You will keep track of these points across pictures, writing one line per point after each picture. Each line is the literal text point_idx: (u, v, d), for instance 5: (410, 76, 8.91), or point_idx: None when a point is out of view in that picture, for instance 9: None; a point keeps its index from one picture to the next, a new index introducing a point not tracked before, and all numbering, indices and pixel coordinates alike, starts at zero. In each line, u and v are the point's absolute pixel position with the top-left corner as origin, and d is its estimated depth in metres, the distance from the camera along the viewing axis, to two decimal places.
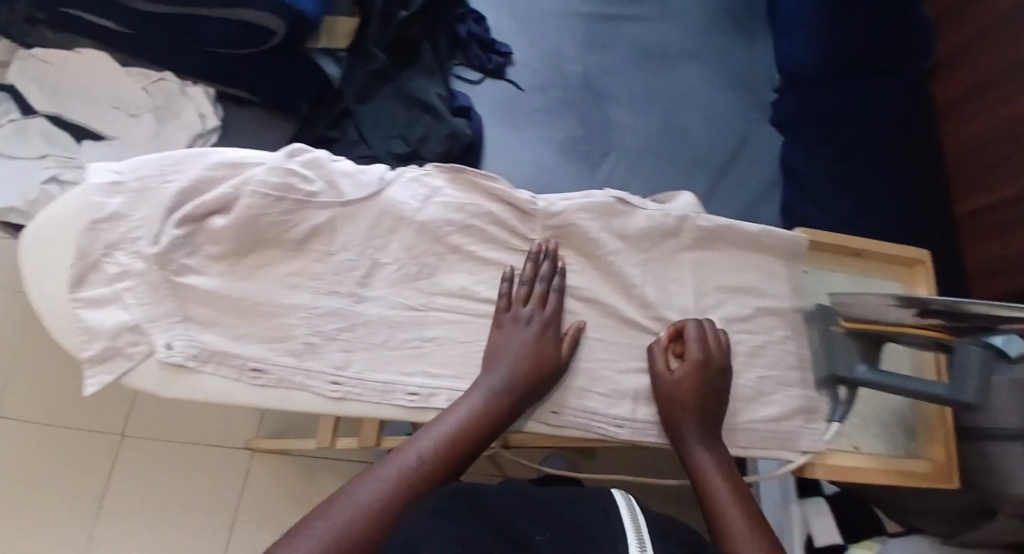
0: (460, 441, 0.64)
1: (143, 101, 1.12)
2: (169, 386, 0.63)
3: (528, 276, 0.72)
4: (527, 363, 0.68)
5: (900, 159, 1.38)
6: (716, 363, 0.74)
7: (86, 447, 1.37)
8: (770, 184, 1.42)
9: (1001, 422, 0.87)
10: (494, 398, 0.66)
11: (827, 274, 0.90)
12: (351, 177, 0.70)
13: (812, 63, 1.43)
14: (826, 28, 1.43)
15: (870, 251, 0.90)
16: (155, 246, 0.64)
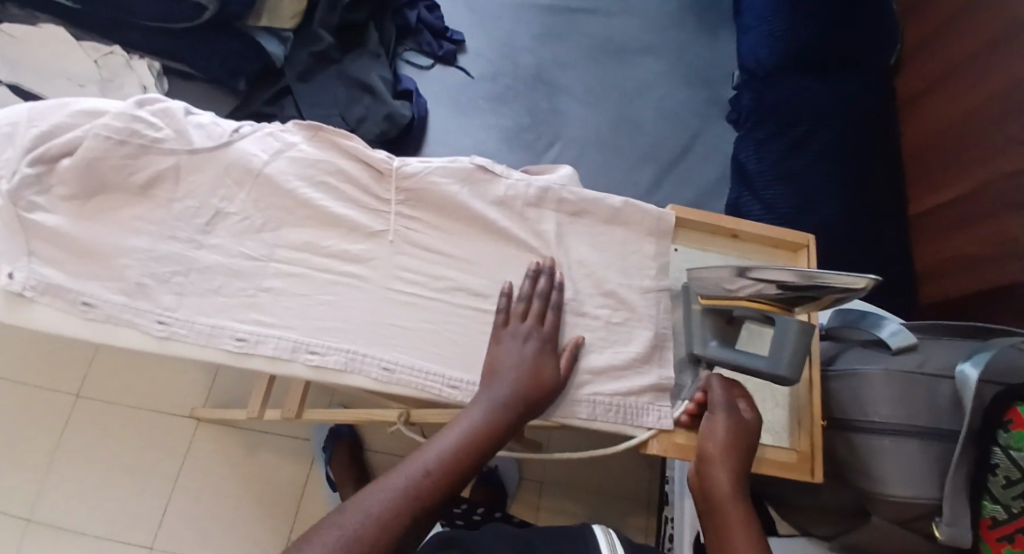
0: (471, 449, 0.68)
1: (89, 71, 1.14)
2: (9, 314, 0.67)
3: (525, 292, 0.76)
4: (521, 377, 0.72)
5: (870, 158, 1.26)
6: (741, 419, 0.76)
7: (41, 405, 1.32)
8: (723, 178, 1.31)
9: (870, 415, 0.86)
10: (508, 410, 0.71)
11: (703, 255, 0.88)
12: (204, 129, 0.75)
13: (772, 57, 1.30)
14: (792, 13, 1.30)
15: (748, 232, 0.88)
16: (7, 183, 0.69)
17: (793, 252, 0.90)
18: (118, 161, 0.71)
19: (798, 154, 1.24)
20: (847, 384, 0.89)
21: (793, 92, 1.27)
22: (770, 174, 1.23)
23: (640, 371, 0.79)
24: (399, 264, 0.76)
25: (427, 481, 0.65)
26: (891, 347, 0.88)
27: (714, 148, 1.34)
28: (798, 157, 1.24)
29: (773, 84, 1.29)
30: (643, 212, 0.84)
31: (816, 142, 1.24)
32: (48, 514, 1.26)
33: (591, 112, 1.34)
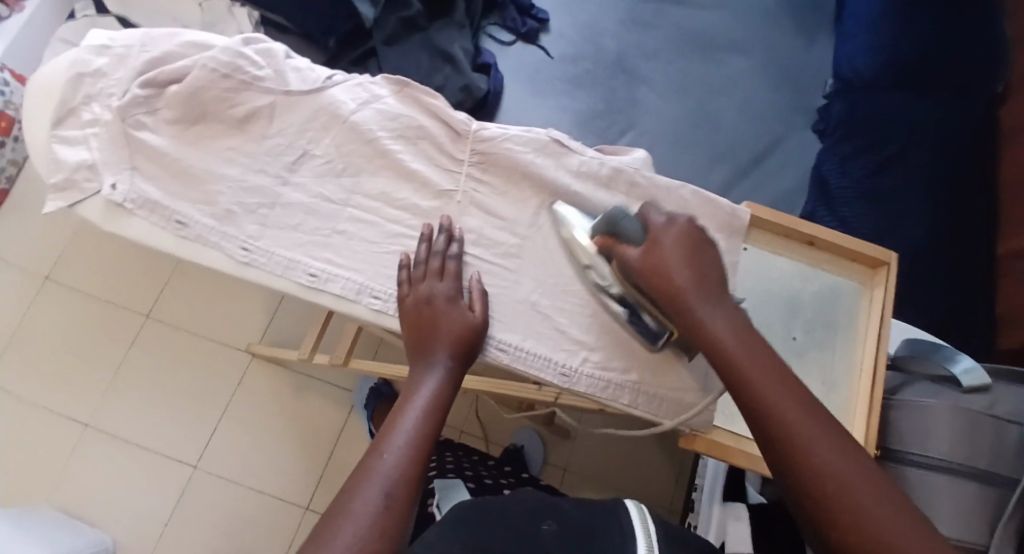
0: (439, 416, 0.67)
1: (194, 13, 1.29)
2: (109, 222, 0.73)
3: (423, 255, 0.74)
4: (454, 336, 0.71)
5: (958, 186, 1.22)
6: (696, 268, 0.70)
7: (113, 320, 1.40)
8: (798, 187, 1.29)
9: (930, 450, 0.84)
10: (453, 375, 0.70)
11: (771, 258, 0.85)
12: (300, 73, 0.80)
13: (870, 68, 1.26)
14: (894, 27, 1.27)
15: (826, 241, 0.85)
16: (119, 100, 0.75)
17: (870, 268, 0.86)
18: (220, 92, 0.76)
19: (881, 175, 1.21)
20: (910, 417, 0.87)
21: (885, 107, 1.24)
22: (850, 190, 1.20)
23: (687, 367, 0.77)
24: (466, 223, 0.79)
25: (412, 461, 0.64)
26: (961, 384, 0.87)
27: (796, 154, 1.32)
28: (883, 179, 1.21)
29: (868, 97, 1.26)
30: (716, 207, 0.82)
31: (898, 162, 1.21)
32: (105, 424, 1.35)
33: (667, 104, 1.35)
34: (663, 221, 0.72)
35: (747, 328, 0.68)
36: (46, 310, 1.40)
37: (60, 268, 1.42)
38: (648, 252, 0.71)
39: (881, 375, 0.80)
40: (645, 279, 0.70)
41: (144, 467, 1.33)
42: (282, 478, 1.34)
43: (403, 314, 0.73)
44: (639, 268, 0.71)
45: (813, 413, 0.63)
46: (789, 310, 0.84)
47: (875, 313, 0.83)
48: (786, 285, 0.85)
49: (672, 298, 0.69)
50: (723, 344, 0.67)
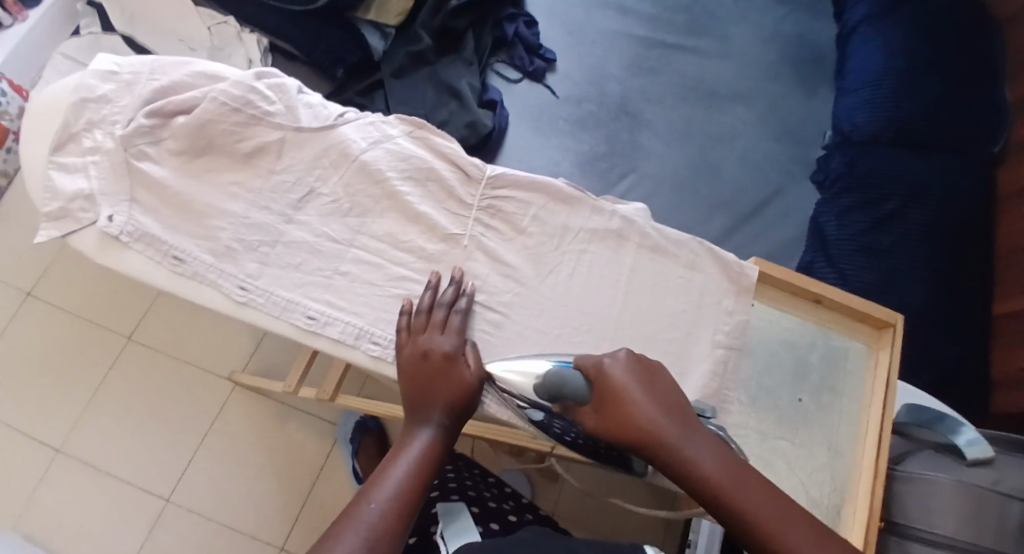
0: (429, 472, 0.63)
1: (202, 37, 1.25)
2: (102, 253, 0.70)
3: (426, 305, 0.71)
4: (452, 394, 0.67)
5: (959, 246, 1.22)
6: (665, 400, 0.63)
7: (93, 341, 1.36)
8: (799, 239, 1.28)
9: (932, 527, 0.84)
10: (449, 432, 0.66)
11: (778, 315, 0.84)
12: (312, 109, 0.78)
13: (870, 124, 1.28)
14: (896, 86, 1.28)
15: (831, 299, 0.83)
16: (123, 129, 0.73)
17: (877, 330, 0.83)
18: (228, 126, 0.74)
19: (881, 231, 1.21)
20: (915, 492, 0.86)
21: (890, 165, 1.24)
22: (850, 243, 1.21)
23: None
24: (474, 269, 0.76)
25: (396, 514, 0.60)
26: (965, 457, 0.86)
27: (799, 206, 1.31)
28: (885, 235, 1.21)
29: (869, 153, 1.26)
30: (725, 265, 0.79)
31: (900, 220, 1.21)
32: (77, 451, 1.30)
33: (671, 150, 1.34)
34: (610, 364, 0.65)
35: (733, 453, 0.62)
36: (24, 328, 1.35)
37: (42, 286, 1.38)
38: (610, 404, 0.63)
39: (888, 442, 0.78)
40: (606, 432, 0.63)
41: (113, 497, 1.28)
42: (256, 515, 1.29)
43: (400, 365, 0.69)
44: (604, 429, 0.63)
45: (811, 537, 0.57)
46: (795, 372, 0.82)
47: (880, 376, 0.80)
48: (793, 346, 0.83)
49: (646, 444, 0.61)
50: (714, 486, 0.60)
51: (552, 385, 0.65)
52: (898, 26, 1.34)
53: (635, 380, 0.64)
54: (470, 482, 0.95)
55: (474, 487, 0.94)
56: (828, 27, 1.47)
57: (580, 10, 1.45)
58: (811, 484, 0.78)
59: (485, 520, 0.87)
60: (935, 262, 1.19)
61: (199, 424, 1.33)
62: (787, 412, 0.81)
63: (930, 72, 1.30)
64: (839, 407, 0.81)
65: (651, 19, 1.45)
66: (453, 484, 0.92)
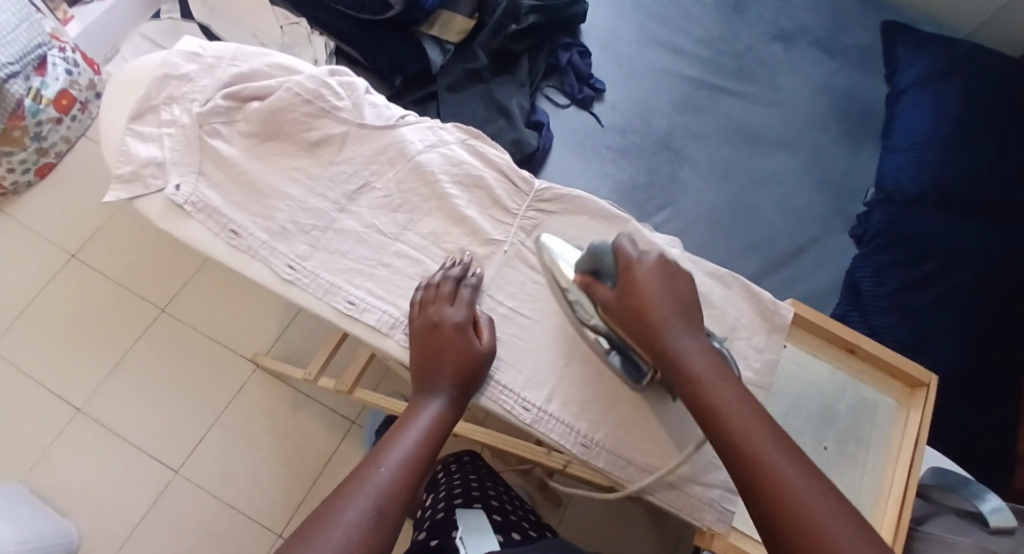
0: (436, 442, 0.68)
1: (274, 34, 1.31)
2: (165, 219, 0.75)
3: (435, 281, 0.74)
4: (460, 365, 0.70)
5: (988, 314, 1.22)
6: (679, 293, 0.70)
7: (129, 308, 1.41)
8: (827, 290, 1.29)
9: None
10: (456, 404, 0.70)
11: (811, 360, 0.83)
12: (376, 109, 0.82)
13: (917, 186, 1.30)
14: (937, 152, 1.31)
15: (867, 350, 0.82)
16: (200, 107, 0.77)
17: (909, 388, 0.83)
18: (298, 116, 0.79)
19: (909, 291, 1.22)
20: (930, 549, 0.83)
21: (922, 227, 1.26)
22: (884, 300, 1.22)
23: (713, 462, 0.74)
24: (510, 274, 0.78)
25: (405, 478, 0.64)
26: (988, 524, 0.82)
27: (828, 258, 1.33)
28: (914, 295, 1.22)
29: (911, 214, 1.28)
30: (760, 302, 0.81)
31: (927, 282, 1.23)
32: (99, 411, 1.34)
33: (708, 189, 1.37)
34: (637, 258, 0.71)
35: (725, 365, 0.67)
36: (67, 287, 1.41)
37: (86, 250, 1.43)
38: (624, 290, 0.71)
39: (910, 501, 0.76)
40: (620, 311, 0.71)
41: (125, 462, 1.32)
42: (260, 496, 1.31)
43: (413, 340, 0.72)
44: (617, 306, 0.71)
45: (791, 462, 0.61)
46: (821, 418, 0.81)
47: (909, 435, 0.80)
48: (821, 391, 0.82)
49: (644, 332, 0.69)
50: (694, 379, 0.66)
51: (590, 251, 0.74)
52: (951, 93, 1.37)
53: (662, 264, 0.71)
54: (493, 490, 0.93)
55: (497, 498, 0.91)
56: (878, 87, 1.50)
57: (634, 46, 1.50)
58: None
59: (506, 529, 0.84)
60: (961, 327, 1.20)
61: (218, 399, 1.37)
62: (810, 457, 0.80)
63: (971, 142, 1.32)
64: (864, 458, 0.80)
65: (701, 62, 1.50)
66: (477, 492, 0.90)
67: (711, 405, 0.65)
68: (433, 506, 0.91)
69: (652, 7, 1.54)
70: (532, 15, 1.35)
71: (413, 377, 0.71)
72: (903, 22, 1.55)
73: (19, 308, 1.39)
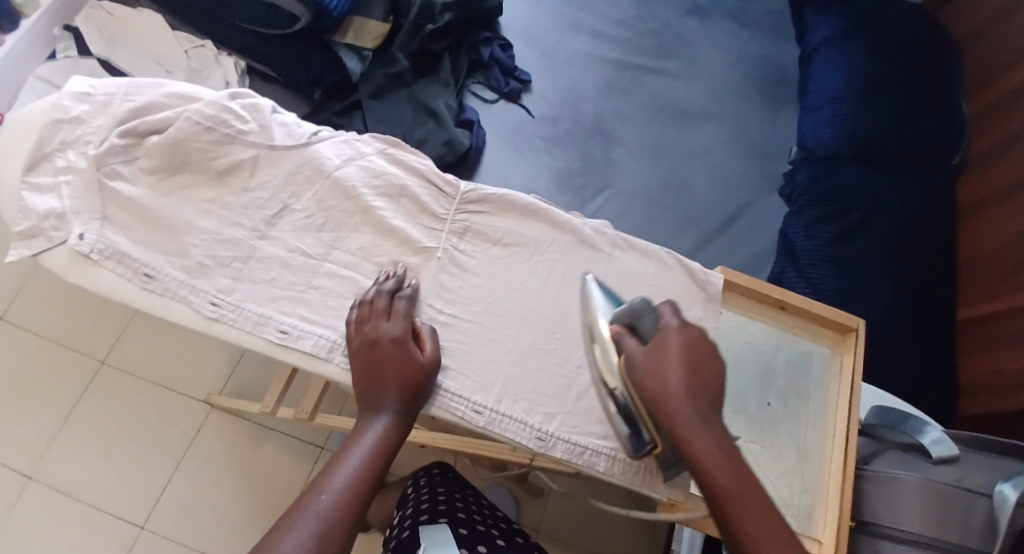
0: (382, 461, 0.65)
1: (180, 59, 1.24)
2: (73, 271, 0.70)
3: (370, 295, 0.71)
4: (403, 381, 0.67)
5: (925, 257, 1.24)
6: (700, 366, 0.67)
7: (70, 364, 1.35)
8: (767, 252, 1.29)
9: (898, 523, 0.79)
10: (402, 420, 0.67)
11: (748, 325, 0.81)
12: (285, 128, 0.79)
13: (827, 141, 1.30)
14: (855, 103, 1.32)
15: (796, 305, 0.81)
16: (97, 149, 0.73)
17: (846, 336, 0.82)
18: (202, 145, 0.75)
19: (851, 243, 1.23)
20: (879, 487, 0.82)
21: (853, 177, 1.26)
22: (819, 254, 1.22)
23: None
24: (445, 281, 0.76)
25: (346, 501, 0.62)
26: (930, 455, 0.82)
27: (768, 221, 1.33)
28: (858, 247, 1.22)
29: (843, 166, 1.28)
30: (691, 272, 0.79)
31: (869, 231, 1.23)
32: (51, 476, 1.28)
33: (643, 167, 1.36)
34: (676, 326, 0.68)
35: (740, 456, 0.65)
36: (1, 351, 1.34)
37: (15, 309, 1.37)
38: (651, 358, 0.67)
39: (852, 447, 0.76)
40: (640, 376, 0.67)
41: (87, 524, 1.26)
42: (232, 540, 1.27)
43: (353, 358, 0.70)
44: (640, 370, 0.67)
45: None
46: (761, 376, 0.80)
47: (846, 379, 0.79)
48: (757, 351, 0.81)
49: (661, 403, 0.65)
50: (710, 469, 0.63)
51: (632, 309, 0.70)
52: (860, 48, 1.38)
53: (691, 333, 0.68)
54: (461, 502, 0.89)
55: (465, 510, 0.88)
56: (792, 50, 1.51)
57: (553, 33, 1.48)
58: (780, 489, 0.75)
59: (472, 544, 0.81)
60: (904, 273, 1.21)
61: (175, 446, 1.32)
62: (755, 416, 0.79)
63: (892, 89, 1.33)
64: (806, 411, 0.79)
65: (622, 41, 1.49)
66: (443, 506, 0.86)
67: (722, 493, 0.62)
68: (401, 524, 0.88)
69: None
70: (448, 13, 1.33)
71: (357, 396, 0.69)
72: None
73: None
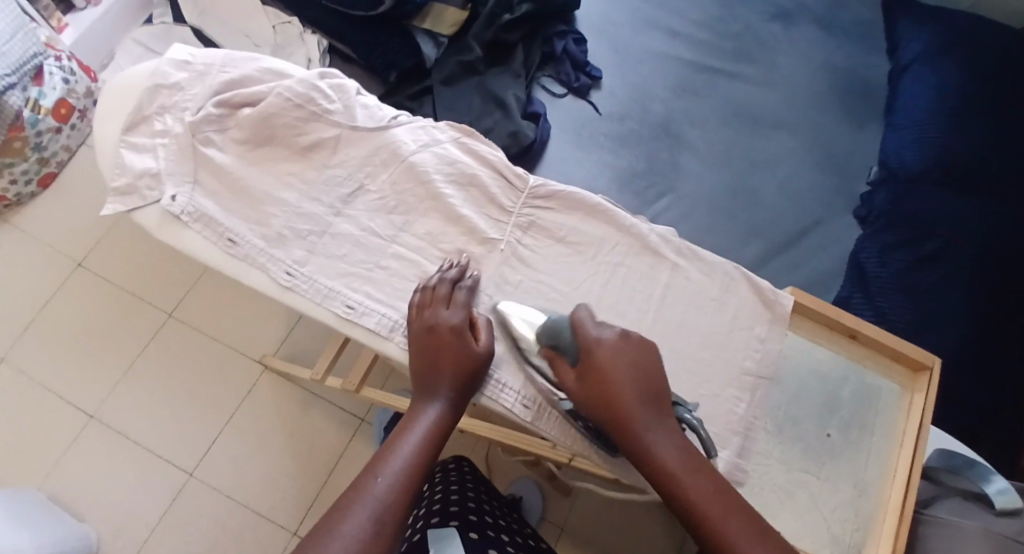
0: (436, 445, 0.68)
1: (266, 33, 1.30)
2: (163, 230, 0.75)
3: (432, 283, 0.74)
4: (458, 368, 0.70)
5: (992, 291, 1.21)
6: (636, 364, 0.68)
7: (138, 313, 1.42)
8: (835, 273, 1.29)
9: None
10: (456, 406, 0.70)
11: (813, 350, 0.81)
12: (367, 110, 0.82)
13: (920, 163, 1.29)
14: (948, 126, 1.30)
15: (868, 336, 0.80)
16: (192, 116, 0.77)
17: (912, 371, 0.81)
18: (290, 120, 0.78)
19: (917, 272, 1.22)
20: (937, 535, 0.82)
21: (933, 204, 1.25)
22: (888, 281, 1.22)
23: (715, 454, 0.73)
24: (507, 273, 0.78)
25: (404, 486, 0.64)
26: (994, 506, 0.81)
27: (834, 241, 1.32)
28: (921, 276, 1.21)
29: (912, 192, 1.27)
30: (759, 290, 0.79)
31: (949, 259, 1.22)
32: (110, 416, 1.35)
33: (707, 174, 1.37)
34: (599, 337, 0.69)
35: (697, 455, 0.65)
36: (77, 294, 1.43)
37: (93, 258, 1.45)
38: (586, 375, 0.68)
39: (915, 486, 0.75)
40: (579, 399, 0.68)
41: (140, 465, 1.33)
42: (274, 496, 1.32)
43: (412, 343, 0.72)
44: (580, 394, 0.68)
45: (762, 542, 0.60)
46: (826, 405, 0.79)
47: (914, 417, 0.78)
48: (823, 378, 0.80)
49: (609, 420, 0.66)
50: (666, 469, 0.64)
51: (553, 332, 0.70)
52: (952, 69, 1.35)
53: (614, 340, 0.69)
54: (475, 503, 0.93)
55: (477, 512, 0.91)
56: (877, 62, 1.48)
57: (629, 30, 1.49)
58: (832, 522, 0.75)
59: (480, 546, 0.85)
60: (967, 306, 1.19)
61: (228, 401, 1.38)
62: (814, 446, 0.78)
63: (977, 118, 1.31)
64: (867, 444, 0.78)
65: (698, 44, 1.48)
66: (456, 506, 0.90)
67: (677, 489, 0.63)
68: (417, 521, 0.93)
69: None
70: (525, 5, 1.35)
71: (414, 380, 0.71)
72: None
73: (28, 316, 1.40)
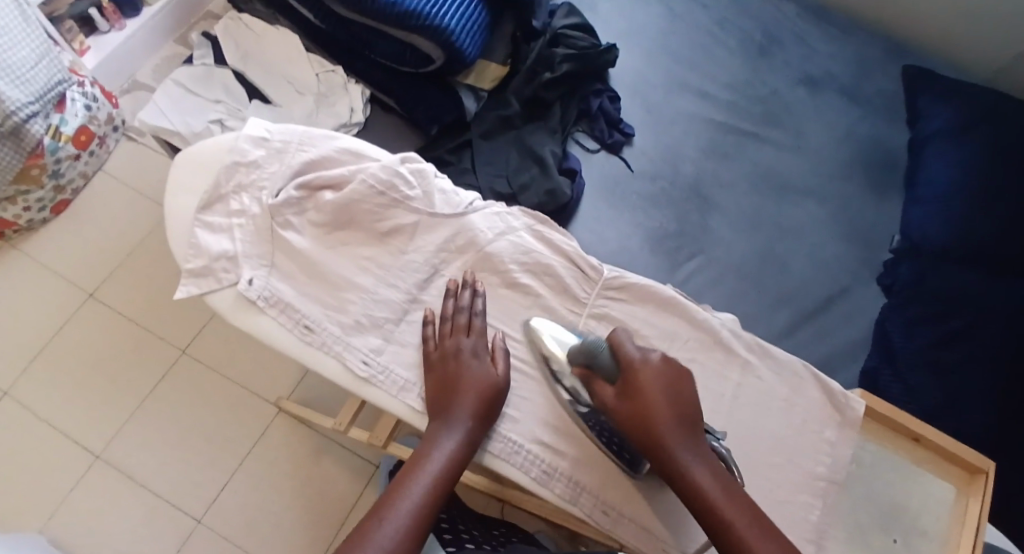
0: (449, 480, 0.67)
1: (310, 81, 1.32)
2: (237, 314, 0.74)
3: (448, 311, 0.75)
4: (475, 399, 0.70)
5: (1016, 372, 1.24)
6: (673, 389, 0.71)
7: (152, 349, 1.38)
8: (861, 342, 1.30)
9: None
10: (473, 437, 0.70)
11: (879, 453, 0.86)
12: (445, 195, 0.81)
13: (941, 238, 1.31)
14: (969, 205, 1.33)
15: (931, 440, 0.86)
16: (272, 198, 0.76)
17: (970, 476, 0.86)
18: (371, 207, 0.77)
19: (943, 349, 1.24)
20: None
21: (956, 280, 1.28)
22: (915, 355, 1.24)
23: None
24: None
25: (412, 524, 0.64)
26: None
27: (860, 310, 1.33)
28: (947, 352, 1.24)
29: (939, 267, 1.29)
30: (831, 393, 0.80)
31: (967, 341, 1.24)
32: (117, 458, 1.31)
33: (737, 237, 1.37)
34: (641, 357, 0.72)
35: (727, 476, 0.69)
36: (88, 327, 1.38)
37: (105, 289, 1.41)
38: (625, 390, 0.71)
39: None
40: (615, 411, 0.72)
41: (146, 509, 1.28)
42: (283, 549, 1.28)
43: (428, 372, 0.73)
44: (617, 405, 0.71)
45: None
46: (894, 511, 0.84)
47: (971, 520, 0.83)
48: (889, 481, 0.85)
49: (644, 434, 0.70)
50: (698, 485, 0.67)
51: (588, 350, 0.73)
52: (973, 147, 1.38)
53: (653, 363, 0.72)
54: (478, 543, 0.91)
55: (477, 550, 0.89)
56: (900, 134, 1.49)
57: (662, 89, 1.50)
58: None
59: None
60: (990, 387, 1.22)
61: (240, 445, 1.33)
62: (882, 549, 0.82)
63: (1001, 197, 1.33)
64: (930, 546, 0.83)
65: (728, 106, 1.50)
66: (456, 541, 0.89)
67: (704, 503, 0.67)
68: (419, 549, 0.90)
69: (678, 51, 1.54)
70: (565, 63, 1.34)
71: (429, 411, 0.72)
72: (925, 67, 1.56)
73: (36, 347, 1.36)
